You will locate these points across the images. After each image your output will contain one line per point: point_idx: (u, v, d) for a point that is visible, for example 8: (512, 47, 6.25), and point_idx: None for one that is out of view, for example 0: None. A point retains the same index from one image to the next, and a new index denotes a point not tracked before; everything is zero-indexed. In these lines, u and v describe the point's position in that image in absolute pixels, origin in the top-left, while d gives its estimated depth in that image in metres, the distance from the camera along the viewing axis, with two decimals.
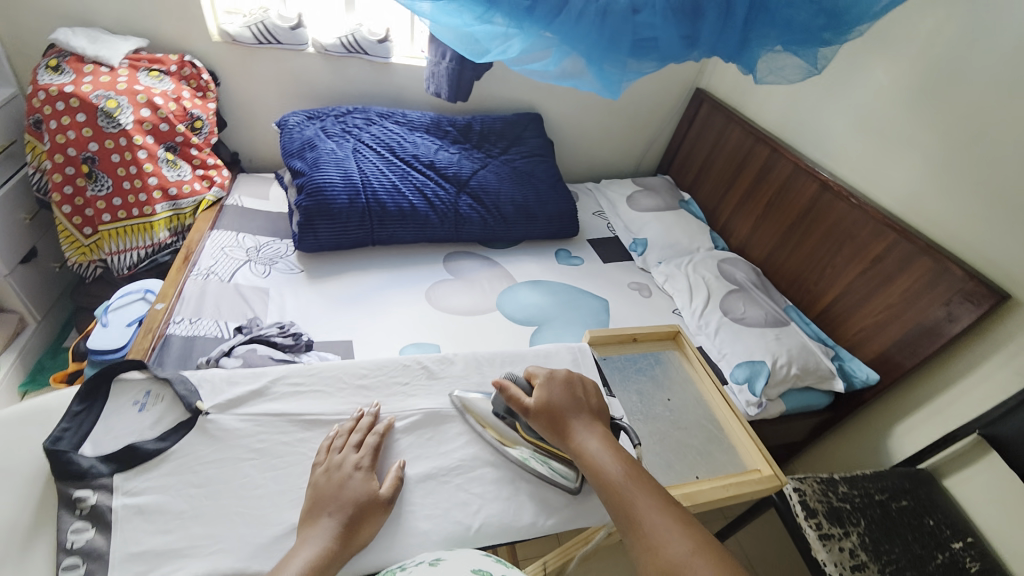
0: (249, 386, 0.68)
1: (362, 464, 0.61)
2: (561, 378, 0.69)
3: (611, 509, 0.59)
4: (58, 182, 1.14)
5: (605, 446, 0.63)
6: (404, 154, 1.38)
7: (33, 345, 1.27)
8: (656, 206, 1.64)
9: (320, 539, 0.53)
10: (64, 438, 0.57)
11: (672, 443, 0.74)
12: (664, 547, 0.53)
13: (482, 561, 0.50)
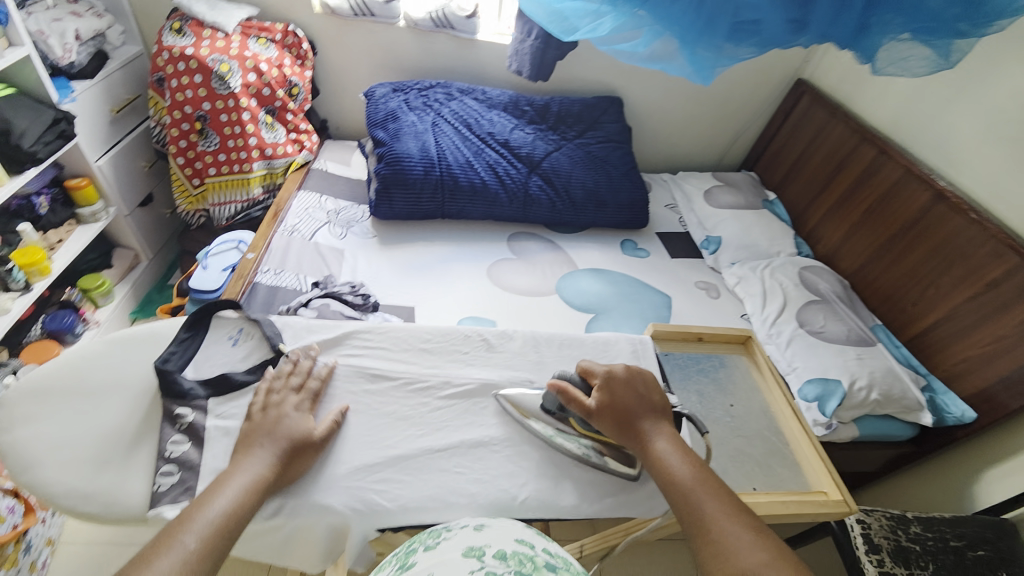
0: (325, 336, 0.73)
1: (302, 405, 0.62)
2: (623, 375, 0.68)
3: (678, 512, 0.58)
4: (175, 136, 1.28)
5: (673, 448, 0.62)
6: (480, 131, 1.39)
7: (144, 279, 1.44)
8: (736, 203, 1.55)
9: (254, 466, 0.55)
10: (172, 360, 0.66)
11: (730, 450, 0.71)
12: (734, 555, 0.51)
13: (523, 533, 0.52)
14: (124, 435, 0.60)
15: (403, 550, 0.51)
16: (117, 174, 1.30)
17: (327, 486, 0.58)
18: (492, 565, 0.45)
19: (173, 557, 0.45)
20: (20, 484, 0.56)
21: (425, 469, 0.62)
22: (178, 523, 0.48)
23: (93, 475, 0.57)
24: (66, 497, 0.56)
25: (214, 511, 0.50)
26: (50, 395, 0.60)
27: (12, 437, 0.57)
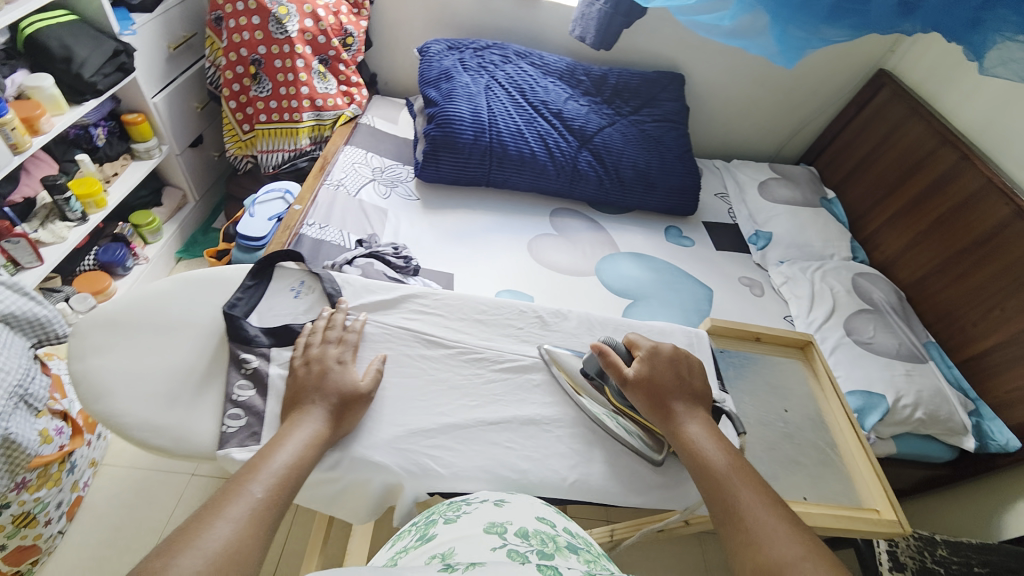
0: (382, 297, 0.73)
1: (343, 359, 0.62)
2: (667, 354, 0.67)
3: (709, 499, 0.57)
4: (229, 79, 1.27)
5: (710, 435, 0.61)
6: (534, 98, 1.34)
7: (190, 220, 1.47)
8: (792, 198, 1.47)
9: (311, 423, 0.56)
10: (238, 306, 0.67)
11: (782, 456, 0.69)
12: (766, 544, 0.50)
13: (543, 511, 0.53)
14: (193, 373, 0.62)
15: (423, 520, 0.54)
16: (171, 112, 1.30)
17: (388, 445, 0.60)
18: (514, 544, 0.45)
19: (243, 505, 0.47)
20: (93, 411, 0.58)
21: (476, 439, 0.63)
22: (246, 473, 0.50)
23: (165, 410, 0.59)
24: (138, 429, 0.58)
25: (278, 463, 0.51)
26: (124, 326, 0.64)
27: (86, 365, 0.60)
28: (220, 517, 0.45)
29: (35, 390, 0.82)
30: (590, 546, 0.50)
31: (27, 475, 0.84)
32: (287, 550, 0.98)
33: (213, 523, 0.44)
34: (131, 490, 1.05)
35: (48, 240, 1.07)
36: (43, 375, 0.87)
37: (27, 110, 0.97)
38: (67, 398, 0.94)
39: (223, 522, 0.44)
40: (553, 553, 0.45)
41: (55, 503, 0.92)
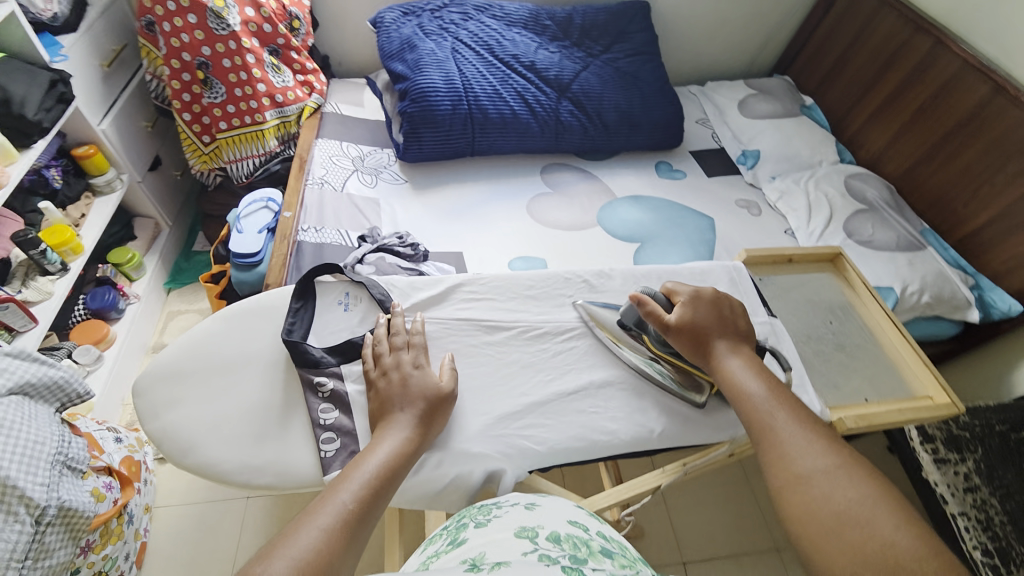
0: (431, 292, 0.73)
1: (419, 362, 0.62)
2: (709, 298, 0.68)
3: (745, 420, 0.60)
4: (177, 89, 1.17)
5: (750, 366, 0.63)
6: (503, 54, 1.29)
7: (169, 248, 1.40)
8: (774, 111, 1.47)
9: (398, 430, 0.56)
10: (295, 330, 0.66)
11: (844, 367, 0.73)
12: (801, 458, 0.54)
13: (576, 515, 0.52)
14: (273, 407, 0.61)
15: (454, 523, 0.52)
16: (122, 136, 1.21)
17: (483, 435, 0.62)
18: (547, 547, 0.43)
19: (332, 513, 0.47)
20: (186, 466, 0.59)
21: (562, 412, 0.65)
22: (340, 480, 0.51)
23: (256, 448, 0.59)
24: (237, 472, 0.58)
25: (369, 471, 0.52)
26: (187, 376, 0.63)
27: (164, 422, 0.60)
28: (313, 525, 0.46)
29: (76, 453, 0.79)
30: (625, 550, 0.48)
31: (89, 536, 0.81)
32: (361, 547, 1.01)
33: (302, 527, 0.46)
34: (192, 525, 1.07)
35: (36, 298, 1.00)
36: (77, 437, 0.84)
37: None
38: (106, 452, 0.91)
39: (312, 528, 0.46)
40: (586, 559, 0.42)
41: (122, 555, 0.91)
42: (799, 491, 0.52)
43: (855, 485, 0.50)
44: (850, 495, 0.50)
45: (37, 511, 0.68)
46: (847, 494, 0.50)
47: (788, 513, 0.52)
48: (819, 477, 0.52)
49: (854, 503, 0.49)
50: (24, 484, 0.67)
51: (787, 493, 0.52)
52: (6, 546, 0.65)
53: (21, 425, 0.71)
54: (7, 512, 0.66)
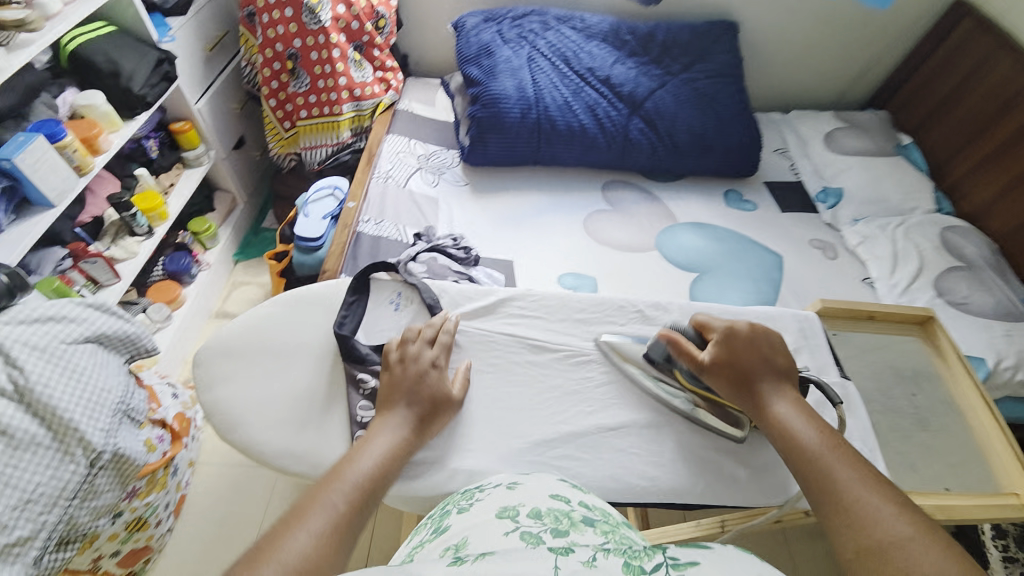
0: (480, 303, 0.73)
1: (439, 362, 0.63)
2: (746, 333, 0.64)
3: (802, 480, 0.54)
4: (267, 76, 1.25)
5: (798, 412, 0.58)
6: (579, 66, 1.27)
7: (242, 222, 1.49)
8: (864, 148, 1.36)
9: (393, 428, 0.57)
10: (346, 324, 0.68)
11: (918, 445, 0.68)
12: (877, 523, 0.47)
13: (557, 488, 0.51)
14: (317, 396, 0.63)
15: (439, 511, 0.51)
16: (214, 116, 1.30)
17: (516, 459, 0.61)
18: (527, 526, 0.42)
19: (323, 516, 0.47)
20: (230, 441, 0.61)
21: (599, 447, 0.63)
22: (329, 480, 0.51)
23: (297, 435, 0.61)
24: (277, 457, 0.60)
25: (360, 472, 0.52)
26: (242, 354, 0.66)
27: (216, 395, 0.63)
28: (302, 527, 0.45)
29: (136, 404, 0.83)
30: (608, 517, 0.48)
31: (136, 483, 0.86)
32: (378, 533, 1.01)
33: (293, 532, 0.44)
34: (226, 486, 1.12)
35: (122, 256, 1.10)
36: (140, 388, 0.89)
37: (85, 130, 0.98)
38: (162, 406, 0.95)
39: (304, 532, 0.44)
40: (567, 531, 0.42)
41: (163, 504, 0.95)
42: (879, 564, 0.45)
43: (946, 558, 0.43)
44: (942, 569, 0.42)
45: (93, 454, 0.71)
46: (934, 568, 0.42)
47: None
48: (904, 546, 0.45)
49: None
50: (85, 428, 0.71)
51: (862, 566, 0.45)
52: (60, 483, 0.68)
53: (92, 372, 0.75)
54: (66, 450, 0.69)
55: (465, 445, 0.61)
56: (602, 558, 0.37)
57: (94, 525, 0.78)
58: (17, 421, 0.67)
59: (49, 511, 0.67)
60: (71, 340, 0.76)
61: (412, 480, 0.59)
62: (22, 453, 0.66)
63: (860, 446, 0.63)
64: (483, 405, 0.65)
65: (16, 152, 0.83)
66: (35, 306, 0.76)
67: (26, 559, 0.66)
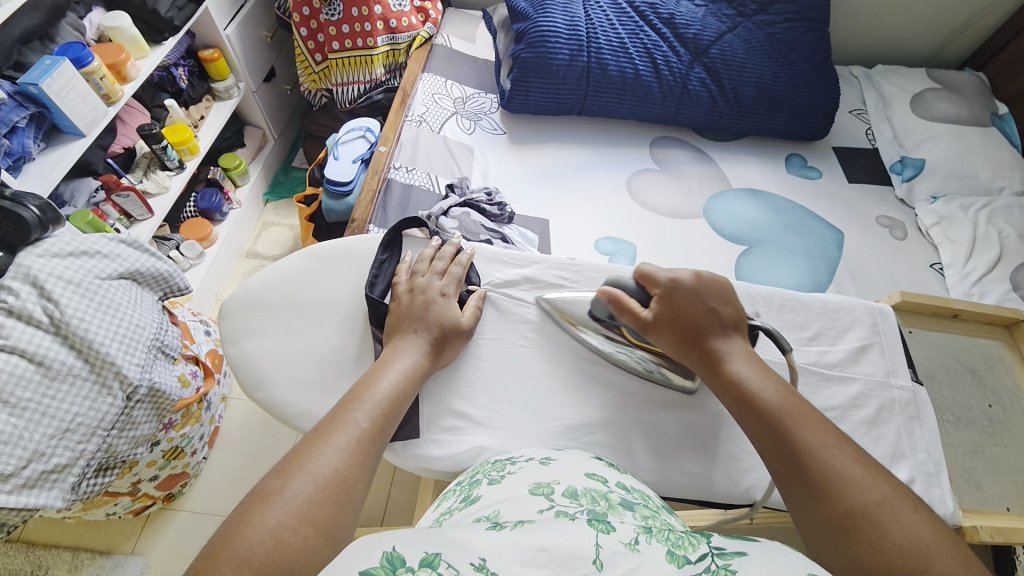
0: (519, 271, 0.69)
1: (446, 291, 0.62)
2: (689, 285, 0.59)
3: (761, 442, 0.51)
4: (299, 2, 1.17)
5: (749, 363, 0.55)
6: (639, 1, 1.13)
7: (271, 160, 1.46)
8: (957, 113, 1.19)
9: (411, 352, 0.56)
10: (377, 285, 0.64)
11: (985, 460, 0.68)
12: (846, 488, 0.45)
13: (593, 467, 0.49)
14: (345, 358, 0.62)
15: (467, 480, 0.50)
16: (244, 45, 1.24)
17: (549, 438, 0.59)
18: (563, 505, 0.40)
19: (349, 433, 0.47)
20: (257, 399, 0.61)
21: (635, 436, 0.60)
22: (351, 400, 0.50)
23: (323, 399, 0.60)
24: (304, 419, 0.59)
25: (380, 393, 0.51)
26: (269, 308, 0.65)
27: (242, 350, 0.62)
28: (328, 443, 0.45)
29: (170, 341, 0.84)
30: (648, 500, 0.46)
31: (172, 416, 0.89)
32: (398, 478, 1.06)
33: (322, 449, 0.44)
34: (256, 422, 1.17)
35: (155, 190, 1.09)
36: (174, 325, 0.90)
37: (112, 55, 0.94)
38: (196, 343, 0.97)
39: (331, 449, 0.45)
40: (605, 513, 0.40)
41: (197, 436, 1.00)
42: (852, 537, 0.43)
43: (915, 520, 0.43)
44: (910, 534, 0.42)
45: (129, 388, 0.73)
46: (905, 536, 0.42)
47: (823, 557, 0.45)
48: (875, 513, 0.44)
49: (915, 544, 0.42)
50: (121, 362, 0.72)
51: (825, 534, 0.45)
52: (97, 414, 0.70)
53: (127, 309, 0.76)
54: (103, 383, 0.72)
55: (498, 421, 0.59)
56: (644, 541, 0.35)
57: (133, 453, 0.82)
58: (55, 352, 0.68)
59: (87, 440, 0.70)
60: (107, 276, 0.77)
61: (442, 453, 0.58)
62: (60, 385, 0.68)
63: (922, 458, 0.59)
64: (518, 378, 0.62)
65: (43, 76, 0.80)
66: (67, 239, 0.76)
67: (64, 484, 0.69)
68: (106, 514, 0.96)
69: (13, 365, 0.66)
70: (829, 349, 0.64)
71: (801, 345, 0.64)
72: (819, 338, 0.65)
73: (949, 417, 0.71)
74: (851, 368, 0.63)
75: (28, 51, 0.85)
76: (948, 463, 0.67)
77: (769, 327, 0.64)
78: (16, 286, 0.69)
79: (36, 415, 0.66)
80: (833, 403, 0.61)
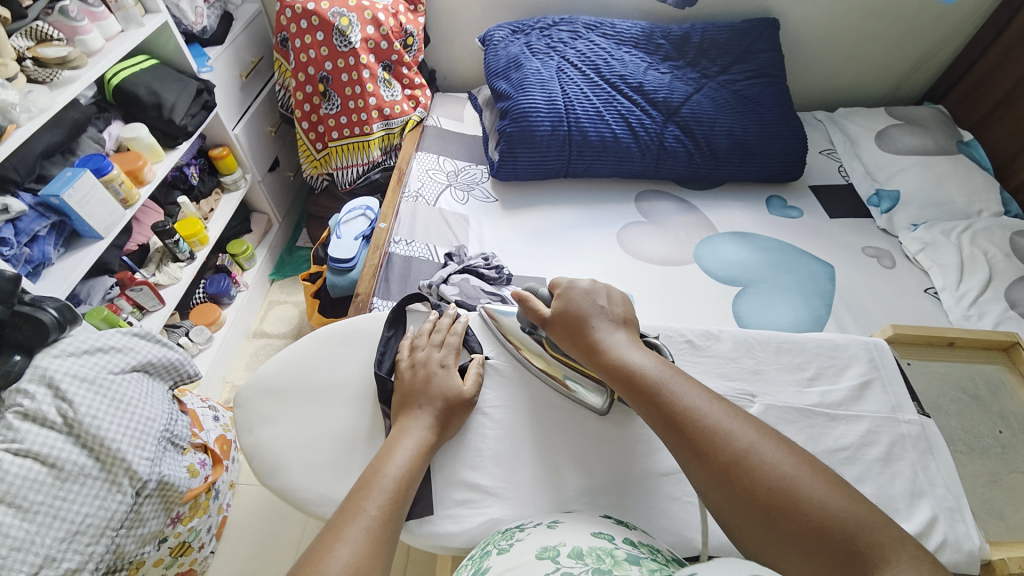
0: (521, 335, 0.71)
1: (446, 362, 0.63)
2: (584, 287, 0.66)
3: (647, 413, 0.54)
4: (301, 100, 1.29)
5: (633, 346, 0.59)
6: (610, 73, 1.24)
7: (276, 242, 1.53)
8: (922, 146, 1.26)
9: (417, 429, 0.56)
10: (384, 362, 0.66)
11: (1008, 489, 0.66)
12: (720, 438, 0.48)
13: (600, 525, 0.49)
14: (357, 437, 0.62)
15: (479, 551, 0.49)
16: (250, 141, 1.34)
17: (566, 503, 0.58)
18: (569, 566, 0.40)
19: (360, 525, 0.46)
20: (272, 486, 0.60)
21: (653, 496, 0.58)
22: (361, 489, 0.50)
23: (337, 481, 0.59)
24: (318, 503, 0.59)
25: (389, 476, 0.51)
26: (283, 393, 0.66)
27: (256, 437, 0.63)
28: (340, 539, 0.45)
29: (179, 430, 0.84)
30: (657, 555, 0.45)
31: (180, 508, 0.87)
32: (412, 558, 1.01)
33: (335, 546, 0.44)
34: (264, 507, 1.14)
35: (166, 282, 1.14)
36: (183, 414, 0.91)
37: (131, 162, 1.02)
38: (205, 430, 0.97)
39: (344, 544, 0.44)
40: (610, 569, 0.40)
41: (204, 528, 0.97)
42: (732, 479, 0.46)
43: (785, 455, 0.46)
44: (781, 469, 0.45)
45: (138, 483, 0.73)
46: (776, 467, 0.45)
47: (721, 510, 0.46)
48: (750, 455, 0.46)
49: (788, 478, 0.44)
50: (131, 457, 0.72)
51: (716, 487, 0.46)
52: (107, 513, 0.70)
53: (138, 402, 0.77)
54: (113, 481, 0.71)
55: (510, 490, 0.59)
56: None
57: (141, 552, 0.80)
58: (66, 453, 0.69)
59: (96, 541, 0.69)
60: (120, 370, 0.78)
61: (456, 529, 0.57)
62: (71, 485, 0.68)
63: (942, 493, 0.57)
64: (527, 442, 0.62)
65: (65, 187, 0.86)
66: (83, 337, 0.78)
67: None
68: None
69: (24, 469, 0.66)
70: (832, 388, 0.64)
71: (803, 387, 0.65)
72: (820, 376, 0.66)
73: (964, 447, 0.70)
74: (857, 405, 0.63)
75: (50, 165, 0.91)
76: (970, 495, 0.66)
77: (765, 371, 0.66)
78: (32, 388, 0.71)
79: (47, 518, 0.65)
80: (845, 443, 0.60)
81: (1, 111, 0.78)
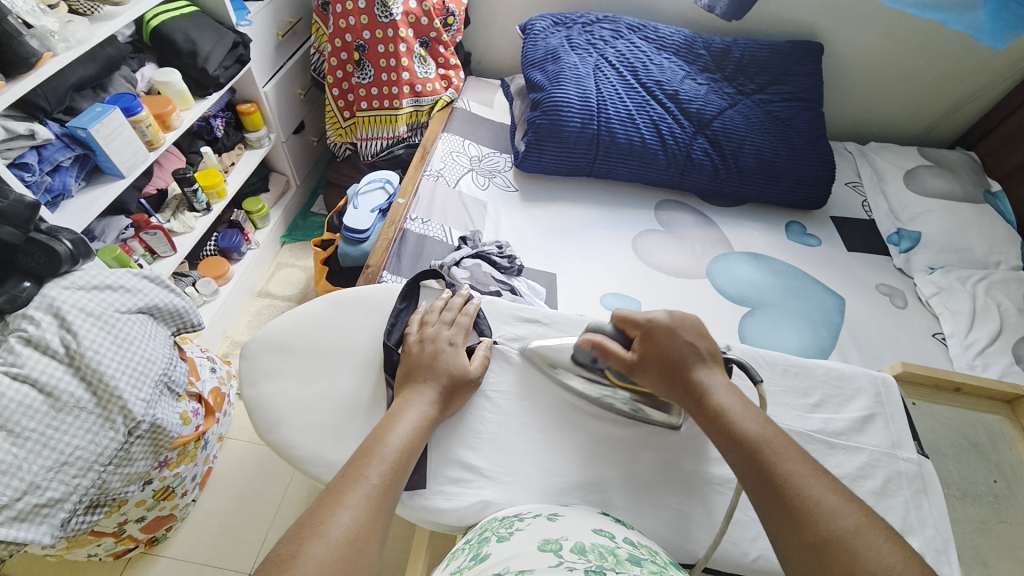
0: (530, 324, 0.71)
1: (455, 341, 0.63)
2: (666, 322, 0.60)
3: (744, 479, 0.50)
4: (334, 66, 1.28)
5: (732, 394, 0.55)
6: (646, 78, 1.23)
7: (292, 204, 1.53)
8: (949, 190, 1.24)
9: (421, 403, 0.57)
10: (392, 332, 0.66)
11: (993, 537, 0.67)
12: (822, 515, 0.44)
13: (600, 523, 0.49)
14: (359, 403, 0.62)
15: (476, 538, 0.49)
16: (279, 100, 1.34)
17: (556, 495, 0.58)
18: (572, 562, 0.40)
19: (361, 491, 0.47)
20: (268, 441, 0.61)
21: (641, 498, 0.59)
22: (362, 457, 0.50)
23: (334, 444, 0.60)
24: (312, 463, 0.59)
25: (391, 447, 0.51)
26: (289, 351, 0.66)
27: (258, 391, 0.63)
28: (341, 504, 0.45)
29: (177, 376, 0.84)
30: (655, 556, 0.45)
31: (169, 453, 0.87)
32: (392, 532, 1.02)
33: (335, 510, 0.44)
34: (251, 464, 1.15)
35: (179, 230, 1.14)
36: (182, 361, 0.91)
37: (160, 106, 1.02)
38: (201, 380, 0.98)
39: (344, 510, 0.44)
40: (612, 567, 0.40)
41: (190, 476, 0.98)
42: (826, 561, 0.42)
43: (894, 549, 0.41)
44: (886, 561, 0.40)
45: (132, 423, 0.73)
46: (881, 560, 0.40)
47: None
48: (850, 538, 0.42)
49: (896, 571, 0.39)
50: (128, 397, 0.73)
51: (806, 565, 0.43)
52: (97, 449, 0.70)
53: (139, 343, 0.78)
54: (107, 417, 0.72)
55: (503, 474, 0.59)
56: None
57: (124, 491, 0.80)
58: (65, 383, 0.69)
59: (82, 475, 0.70)
60: (126, 310, 0.79)
61: (445, 505, 0.57)
62: (64, 416, 0.68)
63: (930, 533, 0.57)
64: (523, 430, 0.62)
65: (92, 122, 0.86)
66: (94, 273, 0.79)
67: (54, 520, 0.68)
68: (87, 554, 0.93)
69: (22, 394, 0.67)
70: (834, 417, 0.64)
71: (806, 412, 0.64)
72: (821, 404, 0.66)
73: (954, 492, 0.70)
74: (856, 437, 0.63)
75: (80, 98, 0.91)
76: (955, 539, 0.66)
77: (767, 391, 0.65)
78: (38, 316, 0.72)
79: (37, 446, 0.66)
80: (839, 472, 0.60)
81: (39, 38, 0.78)
